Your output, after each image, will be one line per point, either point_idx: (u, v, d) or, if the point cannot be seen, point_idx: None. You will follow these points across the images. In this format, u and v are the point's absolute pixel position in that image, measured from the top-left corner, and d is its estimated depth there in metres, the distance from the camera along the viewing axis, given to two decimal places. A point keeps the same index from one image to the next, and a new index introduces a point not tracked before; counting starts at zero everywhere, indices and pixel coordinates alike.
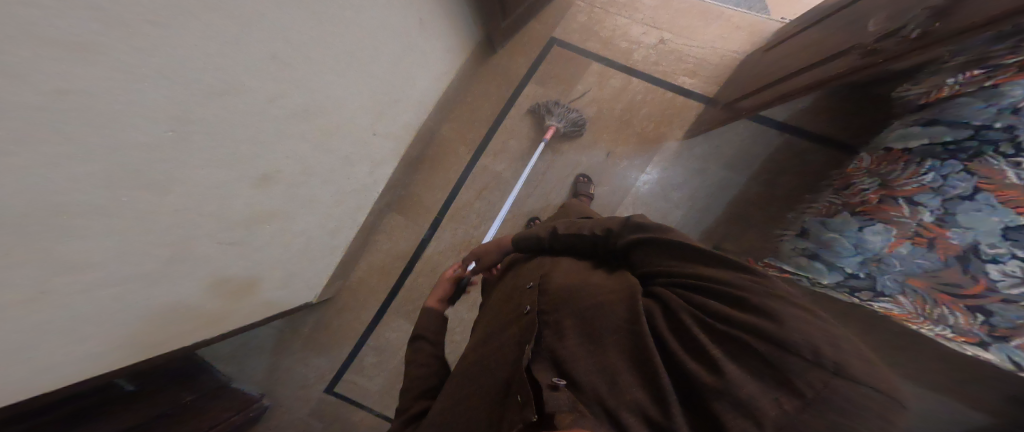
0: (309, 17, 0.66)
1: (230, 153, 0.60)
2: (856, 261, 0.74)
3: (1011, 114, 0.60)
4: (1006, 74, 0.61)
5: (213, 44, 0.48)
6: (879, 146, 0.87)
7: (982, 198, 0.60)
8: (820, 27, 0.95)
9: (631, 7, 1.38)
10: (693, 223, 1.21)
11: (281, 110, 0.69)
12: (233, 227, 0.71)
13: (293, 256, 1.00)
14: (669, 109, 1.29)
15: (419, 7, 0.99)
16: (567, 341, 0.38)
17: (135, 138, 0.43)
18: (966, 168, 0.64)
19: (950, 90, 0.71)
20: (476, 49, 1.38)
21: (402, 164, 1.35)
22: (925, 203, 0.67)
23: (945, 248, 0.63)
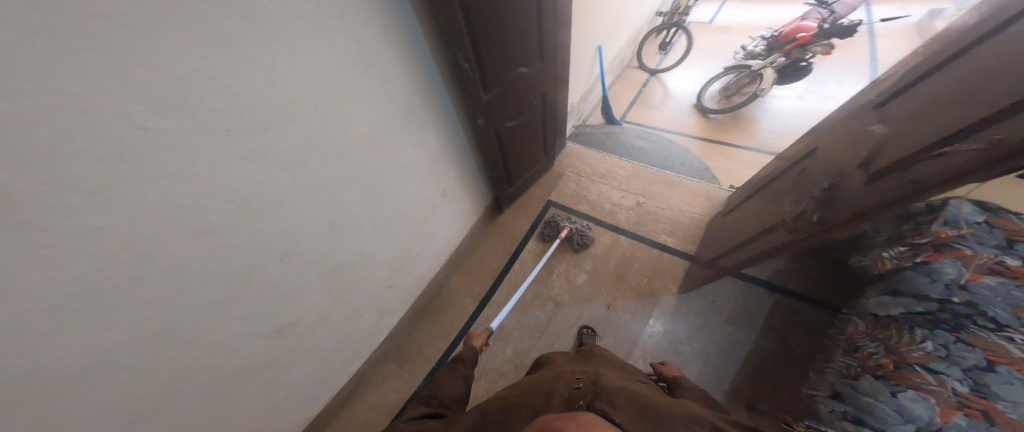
0: (338, 178, 0.85)
1: (214, 294, 0.68)
2: (910, 429, 0.65)
3: (959, 289, 0.74)
4: (931, 254, 0.83)
5: (226, 188, 0.62)
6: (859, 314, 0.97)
7: (1002, 369, 0.60)
8: (754, 200, 1.13)
9: (610, 177, 1.75)
10: (711, 380, 1.16)
11: (290, 266, 0.82)
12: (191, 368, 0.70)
13: (269, 409, 0.95)
14: (658, 265, 1.44)
15: (444, 181, 1.27)
16: (614, 406, 0.56)
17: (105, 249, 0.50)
18: (959, 338, 0.68)
19: (893, 264, 0.95)
20: (487, 210, 1.65)
21: (409, 314, 1.40)
22: (943, 371, 0.67)
23: (1008, 420, 0.55)
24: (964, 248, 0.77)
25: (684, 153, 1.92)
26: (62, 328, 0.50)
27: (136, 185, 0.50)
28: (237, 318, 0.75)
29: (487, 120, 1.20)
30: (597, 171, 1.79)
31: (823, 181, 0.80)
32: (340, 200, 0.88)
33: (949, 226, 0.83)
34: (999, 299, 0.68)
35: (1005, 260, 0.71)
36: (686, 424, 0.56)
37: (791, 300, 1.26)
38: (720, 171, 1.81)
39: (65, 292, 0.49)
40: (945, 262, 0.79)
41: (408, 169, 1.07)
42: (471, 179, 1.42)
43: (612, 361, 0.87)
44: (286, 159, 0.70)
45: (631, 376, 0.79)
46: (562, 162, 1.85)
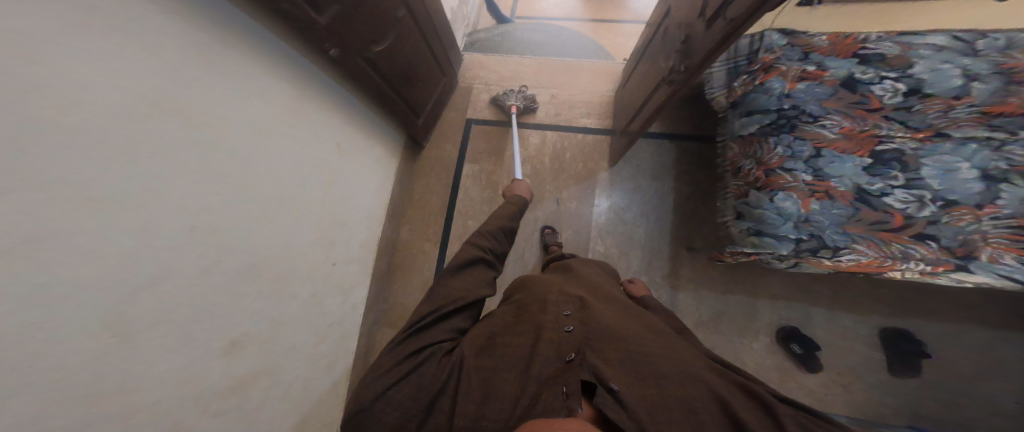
0: (223, 186, 0.73)
1: (181, 336, 0.66)
2: (791, 227, 0.77)
3: (785, 98, 0.79)
4: (761, 76, 0.82)
5: (129, 230, 0.55)
6: (728, 137, 0.94)
7: (827, 153, 0.75)
8: (639, 68, 1.10)
9: (517, 78, 1.62)
10: (657, 236, 1.29)
11: (212, 284, 0.72)
12: (215, 397, 0.74)
13: (298, 406, 1.04)
14: (587, 146, 1.45)
15: (329, 132, 1.10)
16: (613, 366, 0.58)
17: (51, 328, 0.45)
18: (796, 136, 0.77)
19: (740, 91, 0.86)
20: (406, 152, 1.55)
21: (376, 281, 1.44)
22: (796, 168, 0.76)
23: (843, 195, 0.73)
24: (782, 67, 0.80)
25: (578, 37, 1.75)
26: (76, 410, 0.49)
27: (33, 259, 0.43)
28: (212, 342, 0.73)
29: (341, 50, 0.97)
30: (505, 74, 1.64)
31: (681, 34, 0.75)
32: (239, 200, 0.77)
33: (768, 51, 0.83)
34: (810, 98, 0.78)
35: (806, 68, 0.80)
36: (682, 383, 0.54)
37: (688, 142, 1.33)
38: (610, 48, 1.70)
39: (52, 379, 0.46)
40: (772, 80, 0.80)
41: (280, 143, 0.90)
42: (367, 127, 1.29)
43: (586, 267, 0.95)
44: (172, 183, 0.61)
45: (605, 287, 0.85)
46: (466, 76, 1.67)
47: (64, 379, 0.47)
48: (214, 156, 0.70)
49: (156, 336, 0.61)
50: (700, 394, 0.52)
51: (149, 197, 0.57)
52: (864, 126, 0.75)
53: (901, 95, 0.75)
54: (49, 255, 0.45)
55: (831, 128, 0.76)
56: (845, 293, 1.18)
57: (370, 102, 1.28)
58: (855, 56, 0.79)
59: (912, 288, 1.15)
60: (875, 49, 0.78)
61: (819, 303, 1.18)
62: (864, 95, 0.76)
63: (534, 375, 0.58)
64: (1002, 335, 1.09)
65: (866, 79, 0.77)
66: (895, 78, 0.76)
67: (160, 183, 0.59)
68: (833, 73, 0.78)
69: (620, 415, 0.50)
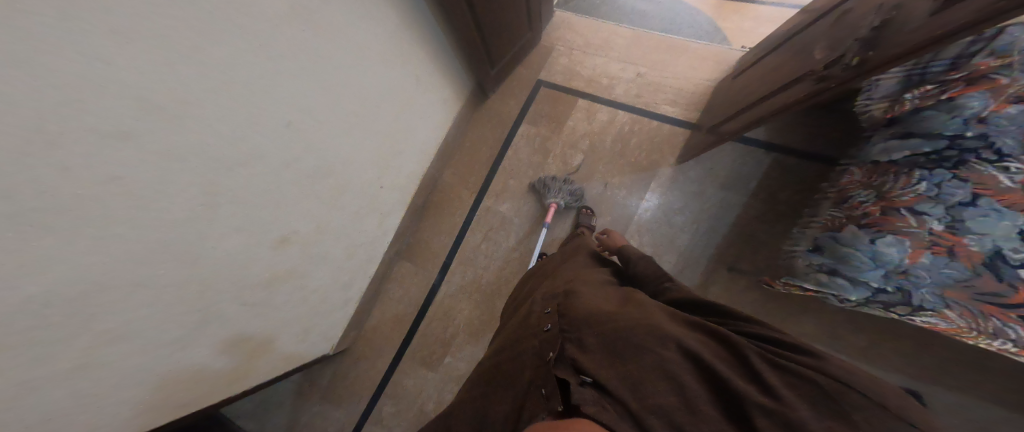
0: (303, 82, 0.71)
1: (243, 213, 0.67)
2: (880, 274, 0.74)
3: (976, 123, 0.66)
4: (958, 89, 0.68)
5: (222, 100, 0.54)
6: (861, 160, 0.88)
7: (985, 203, 0.62)
8: (775, 56, 1.02)
9: (606, 48, 1.53)
10: (700, 245, 1.25)
11: (281, 176, 0.73)
12: (253, 277, 0.77)
13: (313, 308, 1.09)
14: (658, 138, 1.38)
15: (412, 66, 1.07)
16: (591, 352, 0.52)
17: (143, 165, 0.46)
18: (956, 175, 0.66)
19: (914, 104, 0.76)
20: (471, 97, 1.52)
21: (409, 215, 1.45)
22: (930, 212, 0.67)
23: (969, 256, 0.64)
24: (1003, 78, 0.63)
25: (692, 11, 1.59)
26: (139, 249, 0.50)
27: (141, 94, 0.42)
28: (265, 226, 0.75)
29: None
30: (593, 42, 1.56)
31: (871, 20, 0.66)
32: (317, 97, 0.76)
33: (996, 54, 0.64)
34: (1013, 127, 0.62)
35: None
36: (655, 348, 0.47)
37: (787, 158, 1.24)
38: (730, 32, 1.53)
39: (129, 214, 0.47)
40: (972, 95, 0.66)
41: (367, 52, 0.87)
42: (445, 59, 1.23)
43: (573, 264, 0.90)
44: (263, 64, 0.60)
45: (588, 276, 0.80)
46: (550, 35, 1.60)
47: (147, 222, 0.50)
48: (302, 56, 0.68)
49: (223, 207, 0.62)
50: (675, 357, 0.45)
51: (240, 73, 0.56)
52: None
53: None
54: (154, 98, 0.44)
55: (1012, 176, 0.61)
56: (874, 349, 1.13)
57: (454, 41, 1.22)
58: None
59: (949, 361, 1.09)
60: None
61: (842, 352, 1.15)
62: None
63: (520, 390, 0.53)
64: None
65: None
66: None
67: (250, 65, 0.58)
68: None
69: (600, 406, 0.41)
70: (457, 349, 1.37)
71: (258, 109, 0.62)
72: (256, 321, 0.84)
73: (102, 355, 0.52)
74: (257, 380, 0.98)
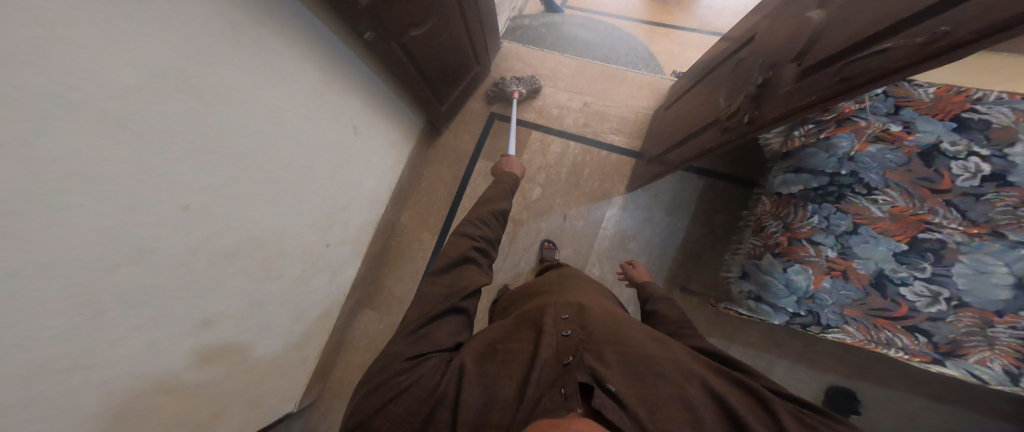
0: (221, 161, 0.67)
1: (152, 303, 0.61)
2: (793, 301, 0.79)
3: (847, 161, 0.75)
4: (831, 129, 0.78)
5: (115, 188, 0.50)
6: (766, 192, 0.94)
7: (864, 231, 0.73)
8: (696, 89, 1.12)
9: (553, 79, 1.61)
10: (654, 269, 1.31)
11: (198, 258, 0.67)
12: (181, 366, 0.70)
13: (262, 378, 1.00)
14: (608, 165, 1.45)
15: (349, 114, 1.05)
16: (611, 366, 0.54)
17: (6, 282, 0.40)
18: (838, 208, 0.76)
19: (800, 142, 0.84)
20: (423, 135, 1.52)
21: (368, 262, 1.40)
22: (823, 242, 0.76)
23: (858, 278, 0.74)
24: (860, 121, 0.75)
25: (628, 38, 1.71)
26: (19, 373, 0.44)
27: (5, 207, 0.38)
28: (188, 310, 0.68)
29: (378, 32, 0.93)
30: (540, 74, 1.62)
31: (756, 76, 0.75)
32: (235, 171, 0.71)
33: (853, 99, 0.77)
34: (874, 164, 0.73)
35: (889, 126, 0.73)
36: (678, 380, 0.50)
37: (718, 182, 1.34)
38: (661, 56, 1.67)
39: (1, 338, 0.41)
40: (842, 135, 0.76)
41: (291, 112, 0.83)
42: (387, 103, 1.22)
43: (579, 281, 0.88)
44: (172, 154, 0.57)
45: (596, 294, 0.82)
46: (499, 68, 1.65)
47: (21, 346, 0.43)
48: (221, 126, 0.65)
49: (120, 304, 0.55)
50: (697, 392, 0.49)
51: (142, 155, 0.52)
52: (920, 209, 0.70)
53: (978, 179, 0.67)
54: (23, 207, 0.40)
55: (881, 206, 0.73)
56: (810, 350, 1.24)
57: (393, 83, 1.22)
58: (955, 119, 0.70)
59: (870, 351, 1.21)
60: (983, 113, 0.68)
61: (786, 355, 1.24)
62: (937, 172, 0.70)
63: (537, 378, 0.52)
64: (932, 403, 1.17)
65: (950, 151, 0.69)
66: (986, 156, 0.67)
67: (157, 147, 0.54)
68: (918, 138, 0.71)
69: (621, 418, 0.45)
70: None
71: (166, 199, 0.58)
72: (188, 412, 0.75)
73: None
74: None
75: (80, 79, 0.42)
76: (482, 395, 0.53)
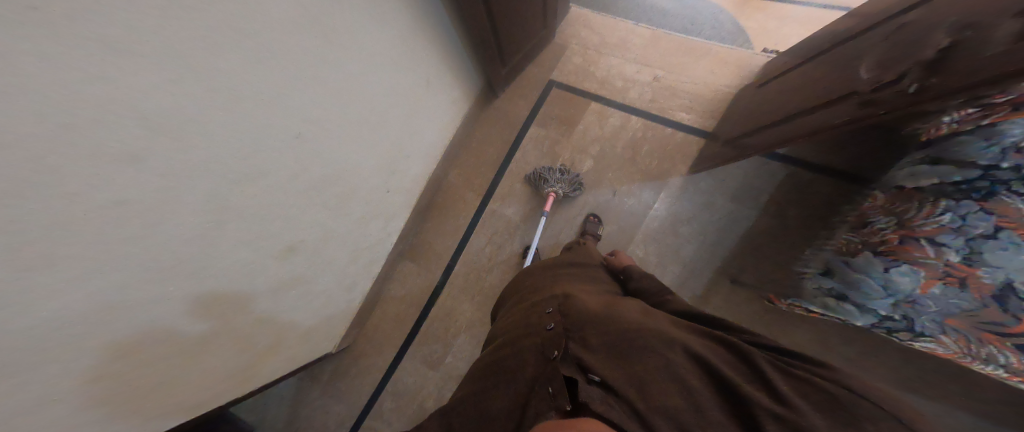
0: (313, 89, 0.68)
1: (252, 223, 0.66)
2: (889, 303, 0.76)
3: (1013, 153, 0.64)
4: (1002, 114, 0.66)
5: (232, 105, 0.52)
6: (886, 184, 0.88)
7: (1005, 237, 0.63)
8: (809, 66, 1.01)
9: (623, 48, 1.49)
10: (706, 257, 1.26)
11: (289, 186, 0.71)
12: (263, 283, 0.76)
13: (319, 308, 1.08)
14: (670, 145, 1.37)
15: (424, 66, 1.04)
16: (589, 353, 0.52)
17: (145, 179, 0.42)
18: (982, 208, 0.66)
19: (952, 127, 0.75)
20: (479, 95, 1.49)
21: (414, 214, 1.44)
22: (947, 243, 0.69)
23: (981, 287, 0.66)
24: None
25: (714, 10, 1.53)
26: (151, 262, 0.48)
27: (149, 102, 0.39)
28: (276, 235, 0.73)
29: None
30: (608, 42, 1.51)
31: (942, 38, 0.65)
32: (321, 108, 0.72)
33: None
34: None
35: None
36: (660, 352, 0.47)
37: (805, 172, 1.24)
38: (752, 33, 1.49)
39: (137, 229, 0.44)
40: (1014, 122, 0.64)
41: (373, 57, 0.83)
42: (455, 57, 1.19)
43: (570, 270, 0.87)
44: (275, 76, 0.58)
45: (593, 284, 0.81)
46: (565, 31, 1.55)
47: (164, 238, 0.49)
48: (315, 58, 0.66)
49: (233, 217, 0.60)
50: (681, 363, 0.45)
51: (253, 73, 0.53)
52: None
53: None
54: (163, 107, 0.41)
55: None
56: (866, 364, 1.16)
57: (464, 39, 1.19)
58: None
59: (932, 377, 1.13)
60: None
61: (831, 364, 1.18)
62: None
63: (526, 381, 0.51)
64: None
65: None
66: None
67: (264, 70, 0.56)
68: None
69: (609, 404, 0.41)
70: (457, 349, 1.39)
71: (275, 122, 0.61)
72: (262, 325, 0.83)
73: (118, 369, 0.50)
74: (266, 376, 0.98)
75: None
76: (473, 417, 0.52)
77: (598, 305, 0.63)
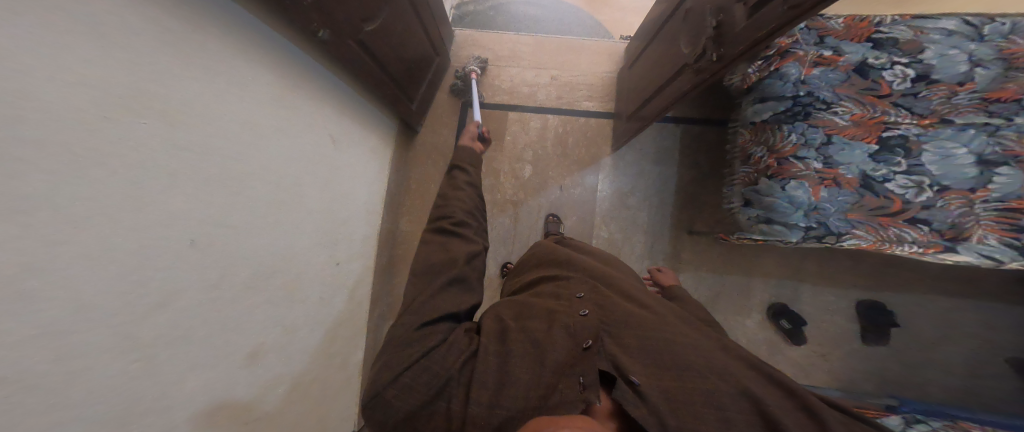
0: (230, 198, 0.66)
1: (211, 345, 0.64)
2: (802, 215, 0.79)
3: (801, 85, 0.77)
4: (777, 62, 0.80)
5: (163, 243, 0.52)
6: (742, 123, 0.93)
7: (837, 140, 0.77)
8: (652, 47, 1.06)
9: (516, 56, 1.55)
10: (660, 220, 1.30)
11: (236, 293, 0.70)
12: (246, 397, 0.74)
13: (317, 402, 1.04)
14: (592, 129, 1.42)
15: (326, 126, 1.02)
16: (627, 354, 0.53)
17: (72, 350, 0.41)
18: (809, 124, 0.78)
19: (756, 77, 0.84)
20: (401, 140, 1.50)
21: (378, 274, 1.41)
22: (808, 156, 0.78)
23: (847, 181, 0.76)
24: (799, 51, 0.77)
25: (574, 11, 1.64)
26: (106, 424, 0.46)
27: (61, 273, 0.39)
28: (238, 349, 0.71)
29: (331, 31, 0.85)
30: (501, 55, 1.56)
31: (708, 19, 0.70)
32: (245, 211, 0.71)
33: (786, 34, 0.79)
34: (823, 84, 0.77)
35: (822, 53, 0.77)
36: (714, 373, 0.48)
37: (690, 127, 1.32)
38: (607, 24, 1.62)
39: (78, 400, 0.43)
40: (789, 65, 0.78)
41: (283, 122, 0.82)
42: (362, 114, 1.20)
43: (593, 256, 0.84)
44: (199, 194, 0.58)
45: (625, 274, 0.79)
46: (458, 57, 1.59)
47: (116, 396, 0.47)
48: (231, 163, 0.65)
49: (188, 346, 0.59)
50: (732, 391, 0.46)
51: (174, 204, 0.53)
52: (875, 113, 0.76)
53: (909, 81, 0.75)
54: (80, 270, 0.41)
55: (842, 115, 0.77)
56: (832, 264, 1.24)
57: (364, 92, 1.19)
58: (868, 41, 0.77)
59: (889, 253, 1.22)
60: (888, 32, 0.76)
61: (806, 274, 1.25)
62: (875, 81, 0.76)
63: (553, 366, 0.53)
64: (961, 285, 1.19)
65: (876, 64, 0.76)
66: (907, 63, 0.75)
67: (185, 198, 0.55)
68: (848, 59, 0.77)
69: (641, 408, 0.46)
70: None
71: (205, 238, 0.60)
72: None
73: None
74: None
75: (106, 130, 0.43)
76: (493, 384, 0.52)
77: (639, 305, 0.63)
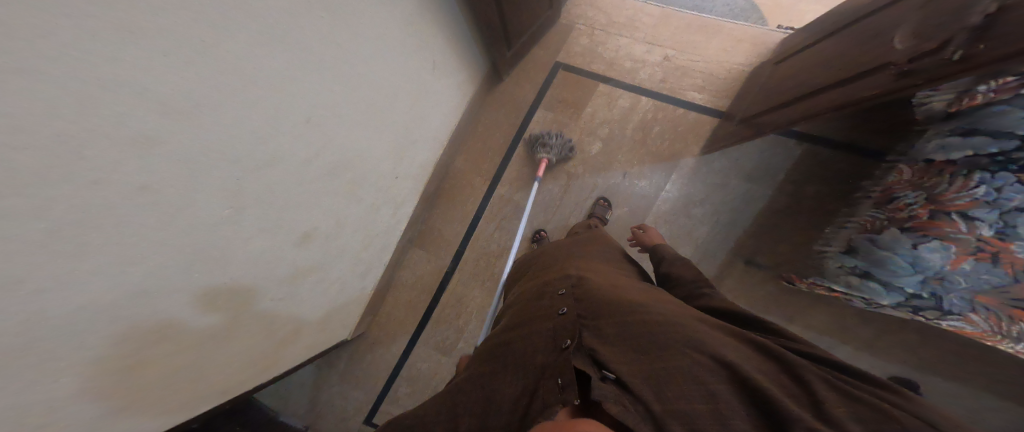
0: (318, 74, 0.66)
1: (269, 212, 0.66)
2: (917, 280, 0.75)
3: None
4: None
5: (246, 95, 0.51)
6: (913, 159, 0.85)
7: None
8: (839, 37, 0.94)
9: (632, 26, 1.43)
10: (720, 239, 1.23)
11: (304, 172, 0.72)
12: (281, 272, 0.78)
13: (334, 297, 1.10)
14: (682, 125, 1.33)
15: (431, 49, 1.02)
16: (604, 346, 0.49)
17: (167, 166, 0.42)
18: (1020, 180, 0.62)
19: (981, 98, 0.68)
20: (485, 79, 1.46)
21: (422, 202, 1.44)
22: (981, 218, 0.66)
23: (1018, 262, 0.63)
24: None
25: None
26: (176, 246, 0.49)
27: (168, 85, 0.39)
28: (290, 224, 0.74)
29: None
30: (616, 21, 1.45)
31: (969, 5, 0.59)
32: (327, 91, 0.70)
33: None
34: None
35: None
36: (688, 353, 0.42)
37: (822, 149, 1.20)
38: (766, 7, 1.41)
39: (161, 216, 0.45)
40: None
41: (383, 31, 0.81)
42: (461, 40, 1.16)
43: (587, 255, 0.85)
44: (283, 59, 0.57)
45: (613, 267, 0.79)
46: (571, 11, 1.49)
47: (190, 226, 0.50)
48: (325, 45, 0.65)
49: (253, 204, 0.61)
50: (708, 365, 0.40)
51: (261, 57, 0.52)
52: None
53: None
54: (182, 91, 0.41)
55: None
56: (887, 344, 1.14)
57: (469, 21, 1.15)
58: None
59: (954, 357, 1.11)
60: None
61: (850, 344, 1.16)
62: None
63: (533, 366, 0.50)
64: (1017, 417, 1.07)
65: None
66: None
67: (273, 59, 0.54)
68: None
69: (623, 404, 0.38)
70: (468, 335, 1.41)
71: (285, 104, 0.60)
72: (281, 313, 0.85)
73: (153, 351, 0.52)
74: (287, 364, 1.01)
75: None
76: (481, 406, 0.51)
77: (619, 293, 0.61)
